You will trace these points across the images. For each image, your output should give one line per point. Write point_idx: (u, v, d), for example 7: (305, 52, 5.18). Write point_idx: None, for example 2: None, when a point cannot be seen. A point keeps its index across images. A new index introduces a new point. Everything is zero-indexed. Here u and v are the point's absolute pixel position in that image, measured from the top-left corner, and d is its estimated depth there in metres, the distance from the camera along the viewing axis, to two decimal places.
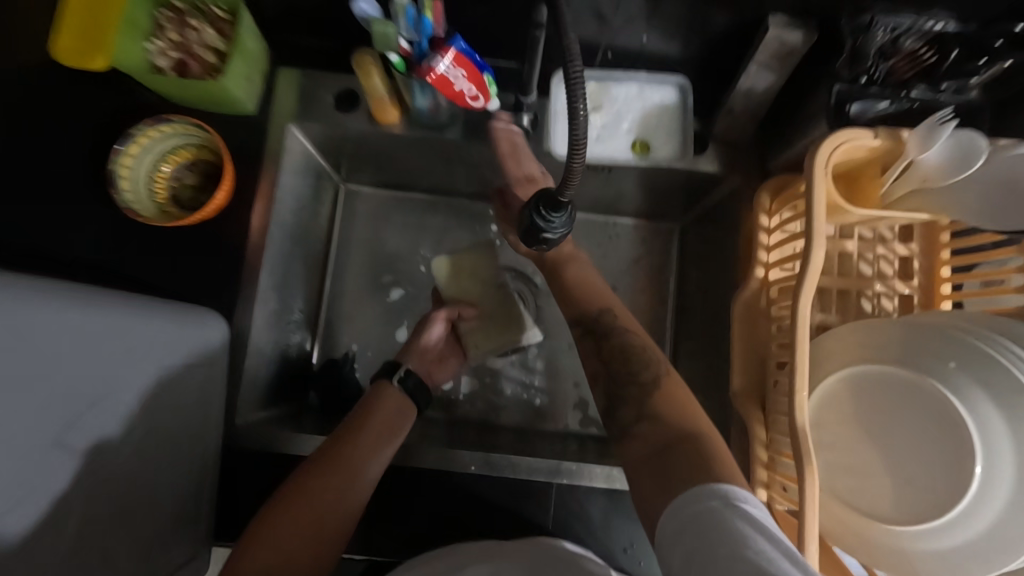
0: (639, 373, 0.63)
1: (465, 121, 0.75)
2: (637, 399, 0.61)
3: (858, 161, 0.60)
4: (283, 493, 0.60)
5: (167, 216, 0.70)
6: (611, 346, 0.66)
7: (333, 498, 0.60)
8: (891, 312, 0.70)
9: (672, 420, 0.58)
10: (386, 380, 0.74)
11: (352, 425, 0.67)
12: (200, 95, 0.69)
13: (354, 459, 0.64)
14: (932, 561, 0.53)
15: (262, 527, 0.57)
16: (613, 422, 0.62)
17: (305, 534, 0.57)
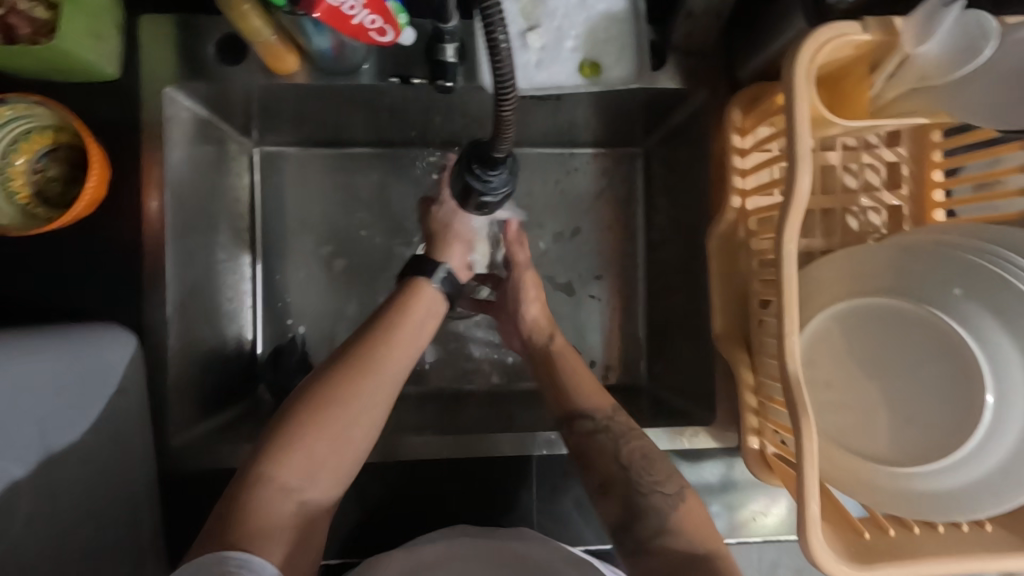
0: (658, 479, 0.58)
1: (381, 59, 0.62)
2: (652, 507, 0.57)
3: (840, 64, 0.52)
4: (329, 387, 0.55)
5: (34, 219, 0.58)
6: (628, 452, 0.60)
7: (379, 404, 0.57)
8: (879, 228, 0.64)
9: (693, 538, 0.55)
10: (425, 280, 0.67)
11: (392, 323, 0.62)
12: (41, 65, 0.55)
13: (398, 365, 0.59)
14: (941, 502, 0.48)
15: (302, 433, 0.53)
16: (626, 536, 0.57)
17: (347, 443, 0.54)
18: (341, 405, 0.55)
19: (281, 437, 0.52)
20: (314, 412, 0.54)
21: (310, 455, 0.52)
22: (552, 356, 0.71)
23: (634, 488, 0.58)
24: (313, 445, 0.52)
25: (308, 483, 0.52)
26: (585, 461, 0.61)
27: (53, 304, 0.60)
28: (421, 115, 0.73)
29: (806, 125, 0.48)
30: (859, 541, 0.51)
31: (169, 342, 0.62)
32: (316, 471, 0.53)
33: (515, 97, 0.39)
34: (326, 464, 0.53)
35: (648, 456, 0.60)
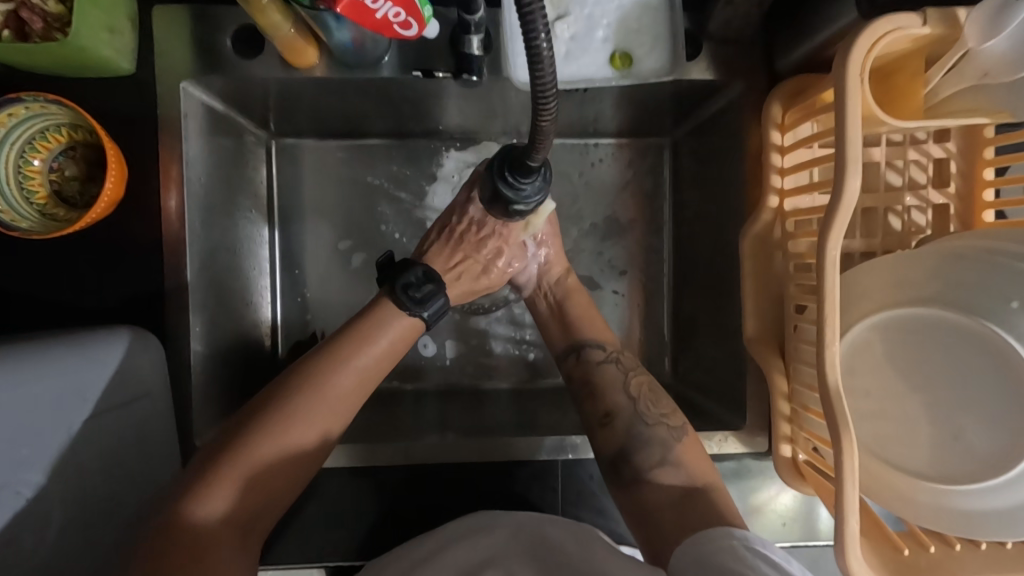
0: (664, 412, 0.62)
1: (404, 51, 0.60)
2: (654, 438, 0.61)
3: (893, 57, 0.49)
4: (261, 416, 0.53)
5: (53, 221, 0.57)
6: (636, 383, 0.65)
7: (320, 429, 0.55)
8: (923, 228, 0.61)
9: (691, 470, 0.59)
10: (398, 303, 0.62)
11: (351, 344, 0.59)
12: (57, 63, 0.54)
13: (348, 388, 0.57)
14: (986, 522, 0.47)
15: (228, 466, 0.51)
16: (624, 468, 0.60)
17: (283, 464, 0.52)
18: (279, 427, 0.53)
19: (213, 460, 0.51)
20: (244, 441, 0.52)
21: (239, 480, 0.50)
22: (562, 301, 0.70)
23: (641, 420, 0.62)
24: (247, 475, 0.51)
25: (240, 512, 0.50)
26: (592, 390, 0.65)
27: (73, 306, 0.60)
28: (441, 107, 0.71)
29: (857, 127, 0.45)
30: (898, 557, 0.49)
31: (193, 347, 0.61)
32: (252, 495, 0.51)
33: (554, 104, 0.36)
34: (260, 487, 0.51)
35: (666, 463, 0.59)
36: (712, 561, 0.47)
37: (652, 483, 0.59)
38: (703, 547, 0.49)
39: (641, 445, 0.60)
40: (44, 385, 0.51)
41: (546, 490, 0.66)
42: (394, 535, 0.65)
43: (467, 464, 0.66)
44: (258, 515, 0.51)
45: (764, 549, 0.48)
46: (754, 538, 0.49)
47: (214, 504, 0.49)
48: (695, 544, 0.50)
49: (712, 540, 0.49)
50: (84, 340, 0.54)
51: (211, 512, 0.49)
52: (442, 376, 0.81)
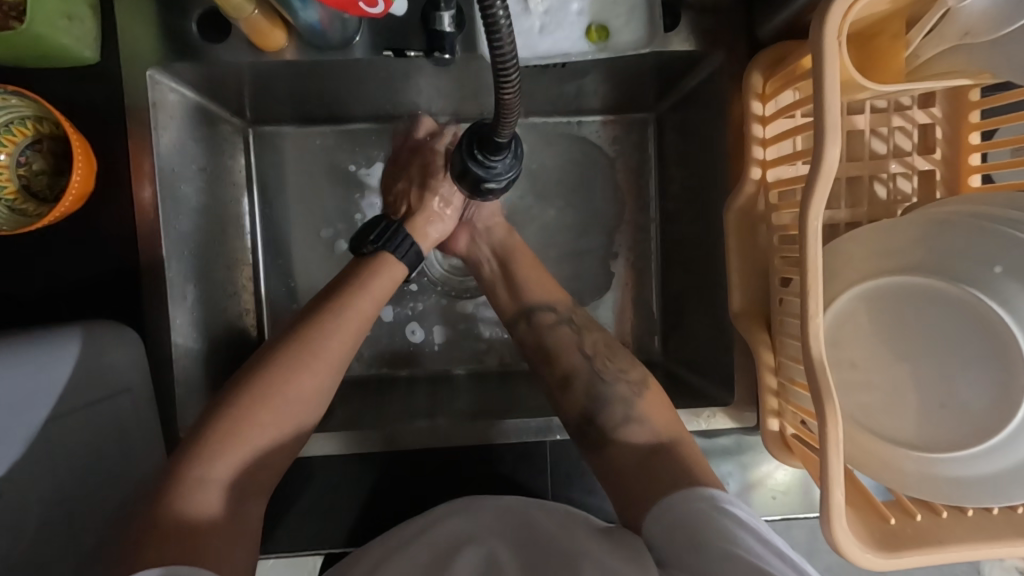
0: (622, 368, 0.62)
1: (374, 30, 0.58)
2: (616, 398, 0.60)
3: (873, 19, 0.47)
4: (258, 378, 0.54)
5: (24, 217, 0.56)
6: (591, 342, 0.65)
7: (309, 389, 0.56)
8: (910, 195, 0.59)
9: (656, 424, 0.59)
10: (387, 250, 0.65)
11: (335, 304, 0.60)
12: (17, 52, 0.52)
13: (334, 351, 0.58)
14: (976, 489, 0.47)
15: (224, 428, 0.52)
16: (590, 428, 0.60)
17: (276, 430, 0.54)
18: (268, 398, 0.54)
19: (206, 430, 0.52)
20: (239, 402, 0.53)
21: (235, 444, 0.51)
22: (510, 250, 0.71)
23: (599, 378, 0.62)
24: (245, 434, 0.52)
25: (240, 475, 0.51)
26: (547, 354, 0.64)
27: (49, 301, 0.59)
28: (415, 88, 0.69)
29: (835, 92, 0.44)
30: (885, 527, 0.49)
31: (174, 338, 0.60)
32: (249, 464, 0.52)
33: (517, 76, 0.36)
34: (254, 457, 0.52)
35: (630, 420, 0.59)
36: (681, 527, 0.48)
37: (617, 443, 0.58)
38: (676, 513, 0.49)
39: (605, 407, 0.60)
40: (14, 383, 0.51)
41: (536, 470, 0.66)
42: (384, 522, 0.65)
43: (455, 448, 0.66)
44: (256, 476, 0.52)
45: (729, 505, 0.49)
46: (722, 497, 0.50)
47: (211, 474, 0.50)
48: (669, 507, 0.50)
49: (683, 502, 0.50)
50: (62, 338, 0.54)
51: (212, 472, 0.50)
52: (431, 361, 0.81)
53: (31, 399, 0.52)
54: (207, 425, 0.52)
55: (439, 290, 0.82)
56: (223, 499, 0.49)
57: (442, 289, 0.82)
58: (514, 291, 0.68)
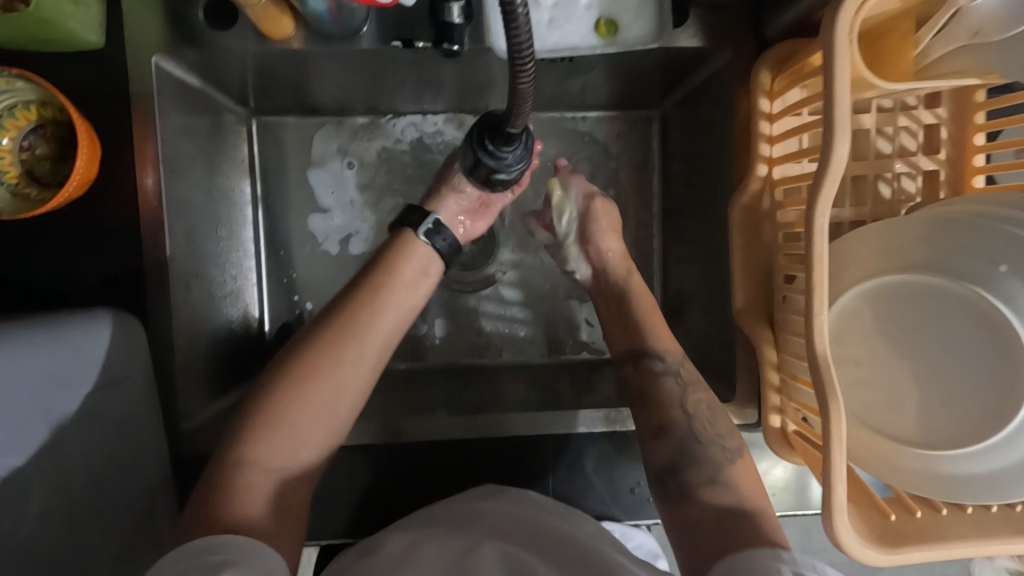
0: (720, 432, 0.58)
1: (383, 20, 0.58)
2: (706, 456, 0.57)
3: (882, 18, 0.48)
4: (309, 354, 0.53)
5: (24, 201, 0.56)
6: (694, 400, 0.60)
7: (360, 368, 0.54)
8: (914, 195, 0.60)
9: (741, 491, 0.55)
10: (413, 233, 0.63)
11: (379, 282, 0.59)
12: (23, 35, 0.52)
13: (373, 343, 0.56)
14: (976, 486, 0.47)
15: (273, 408, 0.51)
16: (671, 481, 0.57)
17: (316, 429, 0.52)
18: (306, 393, 0.52)
19: (256, 407, 0.51)
20: (290, 379, 0.52)
21: (285, 422, 0.50)
22: (626, 293, 0.69)
23: (694, 438, 0.58)
24: (298, 411, 0.51)
25: (291, 454, 0.50)
26: (647, 401, 0.62)
27: (48, 288, 0.58)
28: (423, 81, 0.69)
29: (845, 90, 0.44)
30: (885, 523, 0.50)
31: (175, 326, 0.60)
32: (287, 460, 0.50)
33: (533, 66, 0.35)
34: (295, 452, 0.51)
35: (716, 483, 0.56)
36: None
37: (697, 496, 0.55)
38: (744, 572, 0.45)
39: (694, 463, 0.57)
40: (27, 370, 0.49)
41: (539, 465, 0.66)
42: (385, 514, 0.65)
43: (459, 443, 0.65)
44: (310, 454, 0.51)
45: (813, 574, 0.43)
46: (804, 562, 0.45)
47: (252, 472, 0.48)
48: (736, 566, 0.46)
49: (754, 561, 0.45)
50: (74, 326, 0.53)
51: (265, 451, 0.49)
52: (434, 356, 0.81)
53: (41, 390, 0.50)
54: (245, 421, 0.51)
55: (441, 281, 0.82)
56: (270, 500, 0.48)
57: (445, 282, 0.82)
58: (632, 335, 0.66)
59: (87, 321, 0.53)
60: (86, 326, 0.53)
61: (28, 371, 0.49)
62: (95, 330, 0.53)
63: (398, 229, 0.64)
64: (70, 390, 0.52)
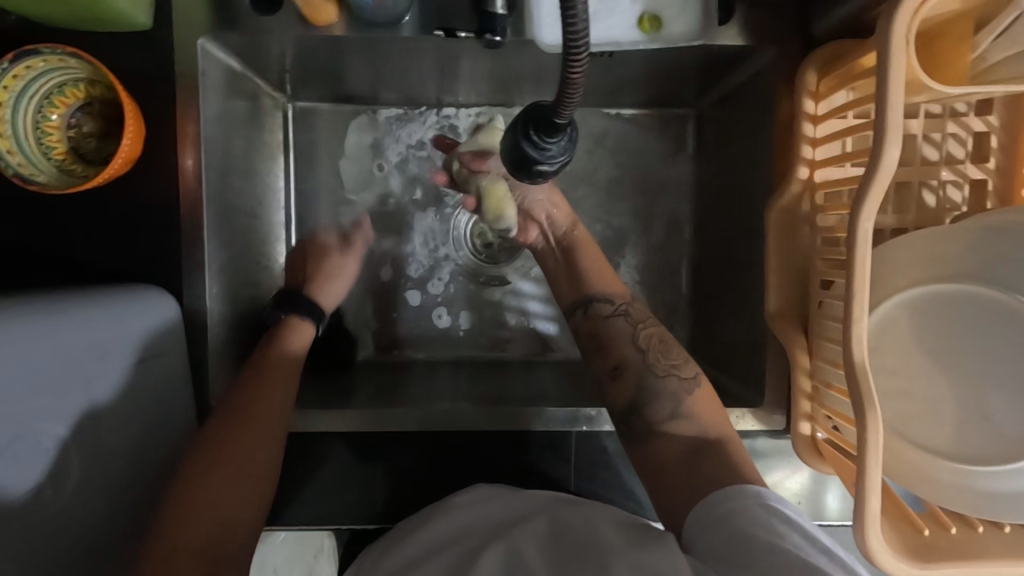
0: (675, 363, 0.61)
1: (423, 9, 0.58)
2: (666, 391, 0.60)
3: (941, 20, 0.46)
4: (215, 436, 0.55)
5: (72, 177, 0.57)
6: (645, 334, 0.64)
7: (263, 437, 0.56)
8: (959, 204, 0.59)
9: (704, 422, 0.58)
10: (297, 318, 0.69)
11: (251, 365, 0.61)
12: (77, 12, 0.53)
13: (262, 418, 0.56)
14: (1012, 504, 0.46)
15: (186, 492, 0.51)
16: (635, 420, 0.60)
17: (229, 501, 0.52)
18: (216, 466, 0.53)
19: (167, 501, 0.51)
20: (200, 464, 0.53)
21: (192, 504, 0.50)
22: (574, 245, 0.71)
23: (651, 370, 0.61)
24: (206, 487, 0.51)
25: (210, 531, 0.49)
26: (601, 343, 0.65)
27: (89, 264, 0.59)
28: (459, 71, 0.69)
29: (898, 92, 0.43)
30: (918, 538, 0.48)
31: (208, 305, 0.61)
32: (213, 531, 0.50)
33: (586, 56, 0.34)
34: (218, 524, 0.50)
35: (677, 417, 0.59)
36: (728, 525, 0.48)
37: (667, 431, 0.59)
38: (723, 511, 0.50)
39: (653, 399, 0.60)
40: (68, 340, 0.50)
41: (559, 461, 0.65)
42: (406, 503, 0.65)
43: (482, 434, 0.66)
44: (222, 532, 0.50)
45: (778, 505, 0.50)
46: (769, 495, 0.51)
47: (173, 544, 0.48)
48: (713, 508, 0.51)
49: (729, 499, 0.50)
50: (126, 290, 0.55)
51: (182, 536, 0.49)
52: (456, 347, 0.81)
53: (81, 361, 0.51)
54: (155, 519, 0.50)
55: (467, 273, 0.82)
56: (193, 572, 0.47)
57: (470, 273, 0.82)
58: (578, 282, 0.69)
59: (135, 287, 0.56)
60: (132, 295, 0.55)
61: (70, 341, 0.50)
62: (150, 295, 0.56)
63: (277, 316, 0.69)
64: (108, 360, 0.53)
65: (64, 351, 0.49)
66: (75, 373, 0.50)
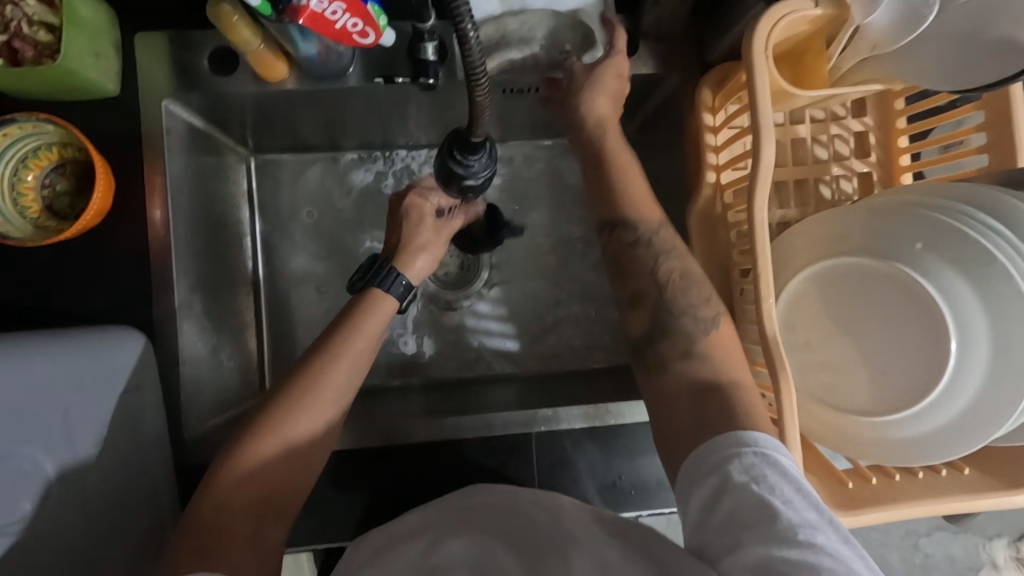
0: (693, 303, 0.61)
1: (365, 60, 0.65)
2: (680, 330, 0.61)
3: (798, 40, 0.55)
4: (282, 404, 0.57)
5: (45, 232, 0.62)
6: (667, 269, 0.63)
7: (324, 414, 0.58)
8: (852, 195, 0.66)
9: (717, 363, 0.58)
10: (381, 292, 0.64)
11: (329, 338, 0.61)
12: (49, 86, 0.59)
13: (328, 396, 0.58)
14: (916, 448, 0.51)
15: (247, 455, 0.55)
16: (647, 354, 0.62)
17: (287, 473, 0.56)
18: (272, 442, 0.56)
19: (229, 455, 0.55)
20: (264, 430, 0.56)
21: (251, 470, 0.54)
22: None
23: (666, 307, 0.62)
24: (266, 455, 0.55)
25: (261, 493, 0.55)
26: (624, 270, 0.66)
27: (62, 312, 0.63)
28: (406, 115, 0.76)
29: (765, 98, 0.51)
30: (843, 491, 0.53)
31: (179, 343, 0.65)
32: (265, 490, 0.55)
33: (486, 81, 0.42)
34: (264, 490, 0.55)
35: (689, 356, 0.60)
36: (718, 476, 0.50)
37: (676, 370, 0.60)
38: (712, 463, 0.51)
39: (668, 337, 0.61)
40: (52, 366, 0.57)
41: (523, 465, 0.69)
42: (377, 519, 0.67)
43: (447, 444, 0.69)
44: (270, 495, 0.56)
45: (773, 454, 0.49)
46: (765, 441, 0.50)
47: (219, 502, 0.53)
48: (707, 455, 0.52)
49: (725, 448, 0.51)
50: (106, 332, 0.59)
51: (234, 493, 0.54)
52: (424, 371, 0.85)
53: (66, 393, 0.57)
54: (216, 469, 0.55)
55: (427, 299, 0.86)
56: (241, 528, 0.53)
57: (431, 299, 0.87)
58: (607, 200, 0.66)
59: (112, 330, 0.59)
60: (113, 337, 0.59)
61: (65, 369, 0.57)
62: (136, 341, 0.59)
63: (363, 286, 0.65)
64: (88, 390, 0.58)
65: (55, 377, 0.57)
66: (59, 402, 0.57)
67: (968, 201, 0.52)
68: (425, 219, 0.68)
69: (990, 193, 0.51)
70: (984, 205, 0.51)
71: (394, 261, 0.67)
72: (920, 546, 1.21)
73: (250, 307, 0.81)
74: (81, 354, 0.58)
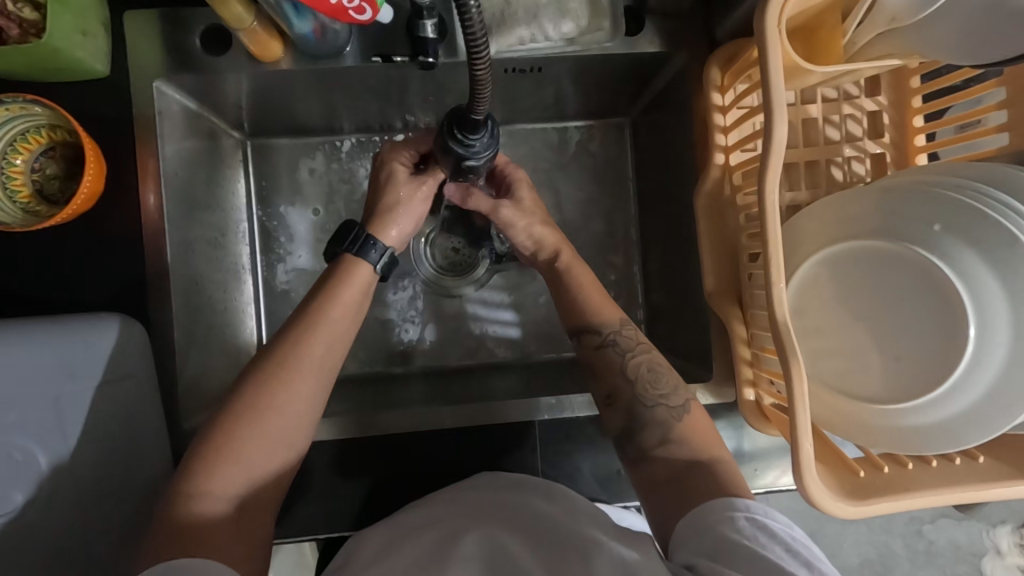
0: (663, 392, 0.62)
1: (362, 38, 0.64)
2: (654, 419, 0.61)
3: (813, 14, 0.52)
4: (262, 382, 0.55)
5: (37, 218, 0.61)
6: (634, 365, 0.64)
7: (305, 393, 0.55)
8: (864, 177, 0.64)
9: (694, 445, 0.59)
10: (353, 258, 0.61)
11: (310, 311, 0.58)
12: (36, 67, 0.57)
13: (310, 372, 0.56)
14: (932, 435, 0.49)
15: (228, 439, 0.53)
16: (628, 444, 0.61)
17: (268, 454, 0.54)
18: (253, 425, 0.53)
19: (207, 441, 0.53)
20: (242, 413, 0.53)
21: (230, 456, 0.52)
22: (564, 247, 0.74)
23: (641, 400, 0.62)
24: (244, 441, 0.53)
25: (243, 480, 0.53)
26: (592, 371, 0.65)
27: (53, 298, 0.62)
28: (406, 96, 0.74)
29: (779, 73, 0.48)
30: (855, 479, 0.52)
31: (174, 330, 0.63)
32: (250, 474, 0.53)
33: (487, 55, 0.39)
34: (248, 475, 0.53)
35: (667, 442, 0.60)
36: (713, 533, 0.50)
37: (650, 427, 0.60)
38: (705, 525, 0.51)
39: (644, 425, 0.61)
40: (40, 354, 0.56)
41: (526, 454, 0.68)
42: (380, 510, 0.66)
43: (448, 435, 0.68)
44: (257, 481, 0.53)
45: (765, 518, 0.50)
46: (756, 508, 0.51)
47: (197, 488, 0.51)
48: (698, 516, 0.52)
49: (716, 512, 0.51)
50: (94, 320, 0.57)
51: (220, 478, 0.52)
52: (425, 358, 0.83)
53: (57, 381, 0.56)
54: (193, 457, 0.52)
55: (428, 287, 0.85)
56: (224, 513, 0.51)
57: (432, 287, 0.85)
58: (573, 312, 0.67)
59: (101, 317, 0.58)
60: (99, 323, 0.57)
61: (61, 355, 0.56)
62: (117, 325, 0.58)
63: (339, 253, 0.62)
64: (79, 376, 0.57)
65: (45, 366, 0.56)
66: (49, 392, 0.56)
67: (984, 181, 0.50)
68: (400, 181, 0.64)
69: (1009, 171, 0.50)
70: (1000, 185, 0.49)
71: (368, 225, 0.64)
72: (923, 533, 1.21)
73: (247, 294, 0.80)
74: (68, 340, 0.57)
